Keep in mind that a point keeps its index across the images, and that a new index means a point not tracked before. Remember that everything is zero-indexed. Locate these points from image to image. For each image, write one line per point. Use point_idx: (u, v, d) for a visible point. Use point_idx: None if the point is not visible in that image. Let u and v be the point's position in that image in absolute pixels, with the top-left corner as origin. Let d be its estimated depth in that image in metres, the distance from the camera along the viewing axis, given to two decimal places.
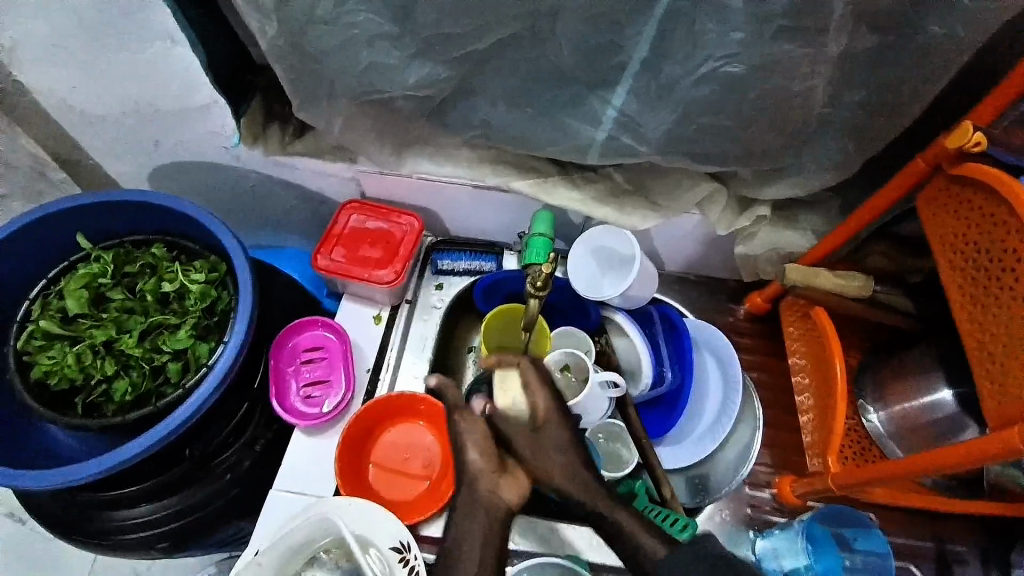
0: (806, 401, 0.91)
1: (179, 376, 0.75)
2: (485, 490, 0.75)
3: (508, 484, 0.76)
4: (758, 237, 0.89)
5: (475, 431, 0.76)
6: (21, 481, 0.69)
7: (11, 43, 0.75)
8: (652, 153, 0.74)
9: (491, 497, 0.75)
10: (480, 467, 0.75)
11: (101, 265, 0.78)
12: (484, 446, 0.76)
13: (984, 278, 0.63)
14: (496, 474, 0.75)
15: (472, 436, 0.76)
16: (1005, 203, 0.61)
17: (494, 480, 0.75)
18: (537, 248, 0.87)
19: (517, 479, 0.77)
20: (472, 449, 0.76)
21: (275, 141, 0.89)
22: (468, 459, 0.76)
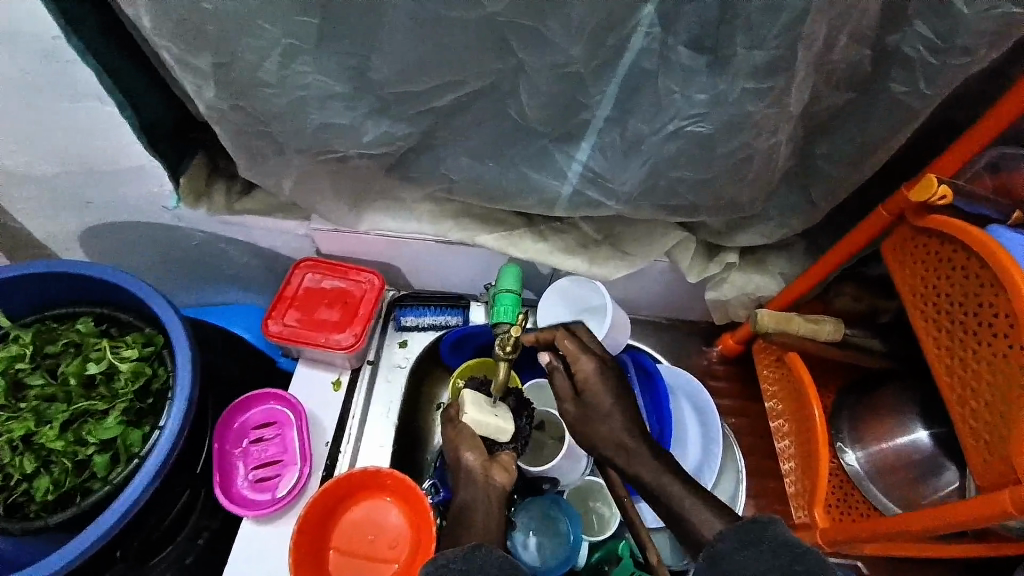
0: (787, 448, 0.90)
1: (107, 469, 0.67)
2: (480, 473, 0.73)
3: (500, 470, 0.74)
4: (728, 283, 0.88)
5: (464, 431, 0.76)
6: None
7: None
8: (621, 207, 0.72)
9: (486, 479, 0.73)
10: (471, 461, 0.74)
11: (18, 347, 0.70)
12: (474, 442, 0.75)
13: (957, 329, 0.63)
14: (489, 462, 0.74)
15: (462, 437, 0.76)
16: (974, 256, 0.61)
17: (487, 464, 0.74)
18: (505, 305, 0.82)
19: (508, 467, 0.75)
20: (464, 447, 0.75)
21: (220, 199, 0.84)
22: (461, 458, 0.75)
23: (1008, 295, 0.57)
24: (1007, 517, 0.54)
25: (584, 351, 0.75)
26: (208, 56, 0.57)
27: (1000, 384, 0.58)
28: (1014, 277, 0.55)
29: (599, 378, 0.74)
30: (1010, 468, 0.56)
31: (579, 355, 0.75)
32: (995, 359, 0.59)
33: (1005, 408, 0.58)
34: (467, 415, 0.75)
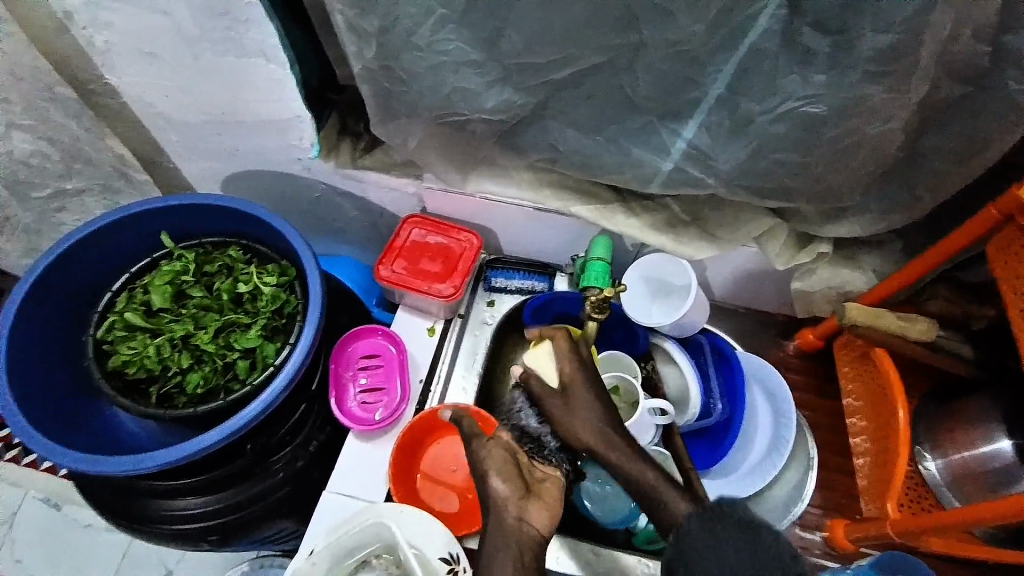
0: (861, 444, 0.91)
1: (246, 373, 0.79)
2: (512, 515, 0.66)
3: (537, 507, 0.67)
4: (817, 274, 0.89)
5: (495, 457, 0.69)
6: (83, 467, 0.69)
7: (105, 46, 0.80)
8: (719, 186, 0.76)
9: (519, 522, 0.65)
10: (504, 494, 0.67)
11: (183, 263, 0.83)
12: (506, 469, 0.68)
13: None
14: (524, 498, 0.67)
15: (492, 464, 0.69)
16: None
17: (521, 504, 0.67)
18: (595, 272, 0.88)
19: (546, 502, 0.68)
20: (495, 475, 0.68)
21: (346, 155, 0.94)
22: (492, 489, 0.67)
23: None
24: None
25: (566, 353, 0.78)
26: (373, 21, 0.66)
27: None
28: None
29: (579, 374, 0.77)
30: None
31: (563, 355, 0.78)
32: None
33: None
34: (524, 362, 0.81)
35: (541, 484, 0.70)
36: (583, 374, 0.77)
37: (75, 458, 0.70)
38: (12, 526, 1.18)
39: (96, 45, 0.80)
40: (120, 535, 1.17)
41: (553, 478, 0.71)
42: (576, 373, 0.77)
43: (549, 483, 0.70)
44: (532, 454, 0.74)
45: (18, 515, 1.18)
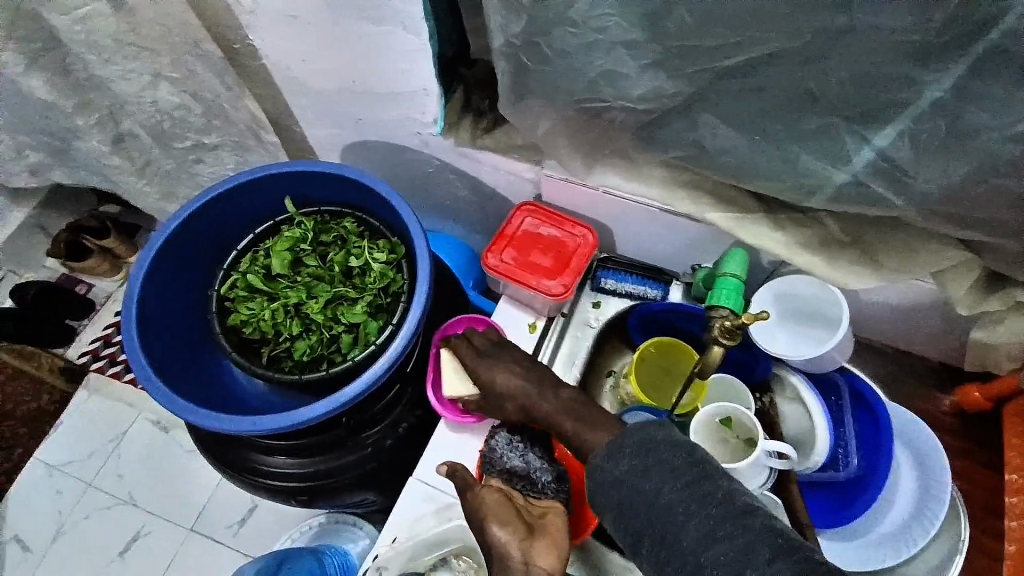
0: (1016, 529, 0.73)
1: (348, 348, 0.78)
2: (519, 560, 0.62)
3: (541, 547, 0.63)
4: (1005, 326, 0.73)
5: (490, 501, 0.67)
6: (198, 421, 0.72)
7: (252, 8, 0.81)
8: (904, 208, 0.64)
9: (525, 568, 0.61)
10: (506, 539, 0.63)
11: (302, 231, 0.83)
12: (503, 514, 0.66)
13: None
14: (527, 540, 0.63)
15: (488, 510, 0.66)
16: None
17: (525, 547, 0.63)
18: (725, 291, 0.78)
19: (555, 544, 0.64)
20: (494, 521, 0.65)
21: (467, 132, 0.91)
22: (493, 538, 0.64)
23: None
24: None
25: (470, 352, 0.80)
26: None
27: None
28: None
29: (491, 369, 0.77)
30: None
31: (466, 358, 0.80)
32: None
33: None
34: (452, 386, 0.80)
35: (542, 521, 0.67)
36: (485, 362, 0.78)
37: (192, 410, 0.72)
38: (122, 443, 1.29)
39: (244, 6, 0.81)
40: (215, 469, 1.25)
41: (557, 511, 0.69)
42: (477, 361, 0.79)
43: (553, 517, 0.68)
44: (524, 492, 0.72)
45: (128, 433, 1.30)
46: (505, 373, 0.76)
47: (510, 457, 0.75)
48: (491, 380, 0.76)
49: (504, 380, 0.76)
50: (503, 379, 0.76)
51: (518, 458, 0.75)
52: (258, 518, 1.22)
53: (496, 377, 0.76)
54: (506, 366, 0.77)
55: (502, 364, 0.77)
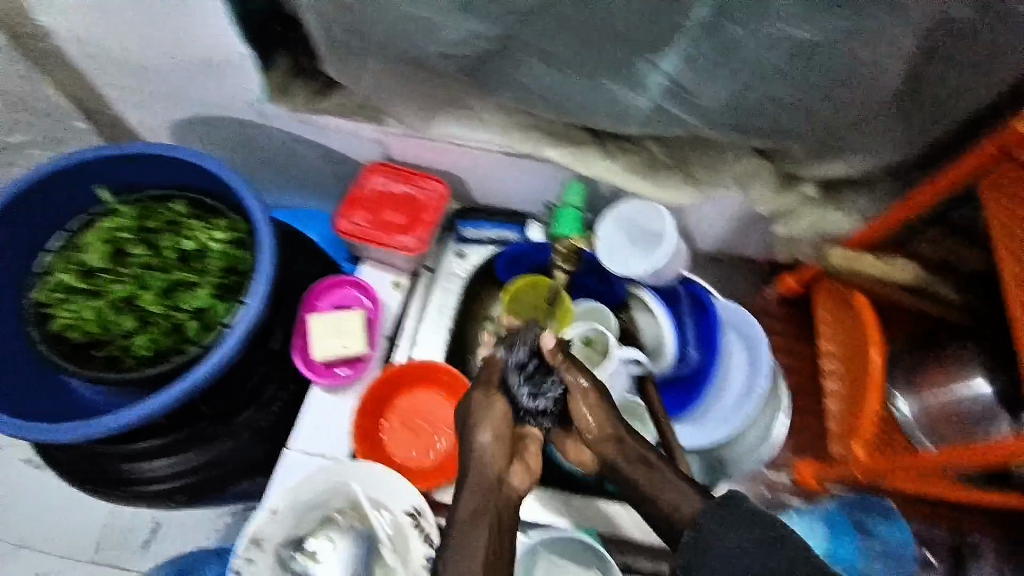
0: (835, 388, 0.89)
1: (199, 335, 0.75)
2: (496, 474, 0.67)
3: (520, 472, 0.69)
4: (802, 219, 0.84)
5: (494, 412, 0.69)
6: (36, 435, 0.67)
7: None
8: (699, 124, 0.72)
9: (500, 483, 0.67)
10: (490, 451, 0.68)
11: (122, 220, 0.77)
12: (500, 430, 0.69)
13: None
14: (512, 464, 0.69)
15: (488, 418, 0.69)
16: None
17: (508, 467, 0.68)
18: (568, 222, 0.90)
19: (529, 467, 0.70)
20: (486, 432, 0.68)
21: (299, 98, 0.84)
22: (477, 442, 0.68)
23: None
24: None
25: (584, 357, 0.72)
26: None
27: None
28: None
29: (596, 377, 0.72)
30: None
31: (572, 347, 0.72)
32: None
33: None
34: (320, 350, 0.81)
35: (526, 444, 0.71)
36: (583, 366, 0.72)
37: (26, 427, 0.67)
38: None
39: None
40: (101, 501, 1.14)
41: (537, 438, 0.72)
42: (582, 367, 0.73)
43: (533, 443, 0.72)
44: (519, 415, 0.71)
45: None
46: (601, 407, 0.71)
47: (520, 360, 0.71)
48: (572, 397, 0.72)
49: (596, 419, 0.71)
50: (596, 415, 0.71)
51: (524, 386, 0.71)
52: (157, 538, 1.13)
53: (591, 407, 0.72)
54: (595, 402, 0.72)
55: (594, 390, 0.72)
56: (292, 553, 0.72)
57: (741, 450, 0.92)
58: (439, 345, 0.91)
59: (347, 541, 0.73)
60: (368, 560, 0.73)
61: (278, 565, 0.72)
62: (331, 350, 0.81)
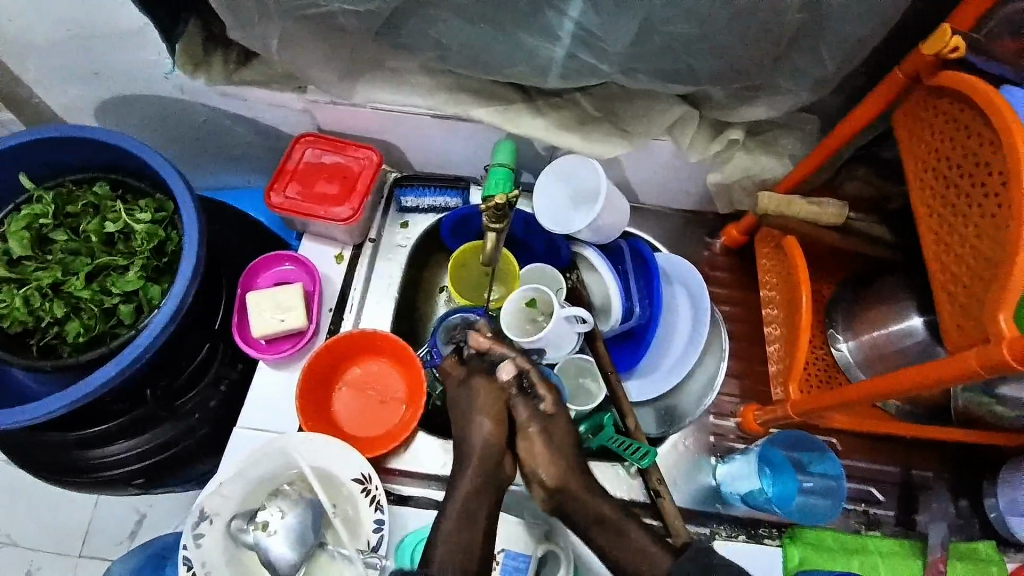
0: (774, 332, 0.90)
1: (133, 318, 0.75)
2: (493, 468, 0.77)
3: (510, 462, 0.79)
4: (732, 164, 0.85)
5: (488, 406, 0.79)
6: None
7: None
8: (614, 71, 0.71)
9: (495, 471, 0.77)
10: (489, 431, 0.78)
11: (41, 206, 0.75)
12: (495, 414, 0.79)
13: (963, 222, 0.55)
14: (500, 460, 0.77)
15: (485, 406, 0.79)
16: (970, 108, 0.55)
17: (501, 462, 0.78)
18: (497, 179, 0.82)
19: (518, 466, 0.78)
20: (483, 416, 0.79)
21: (219, 68, 0.83)
22: (478, 424, 0.78)
23: (1008, 150, 0.50)
24: (977, 378, 0.50)
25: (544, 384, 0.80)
26: None
27: (983, 247, 0.53)
28: (1008, 122, 0.50)
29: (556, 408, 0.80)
30: (981, 331, 0.51)
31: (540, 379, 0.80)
32: (985, 224, 0.53)
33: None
34: (256, 325, 0.80)
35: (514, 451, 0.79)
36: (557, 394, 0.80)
37: None
38: None
39: None
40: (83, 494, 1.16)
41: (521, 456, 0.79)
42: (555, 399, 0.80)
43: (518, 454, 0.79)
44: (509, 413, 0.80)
45: None
46: (548, 445, 0.77)
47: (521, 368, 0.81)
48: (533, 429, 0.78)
49: (547, 455, 0.77)
50: (547, 453, 0.77)
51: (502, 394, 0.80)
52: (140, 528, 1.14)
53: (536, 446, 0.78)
54: (554, 435, 0.78)
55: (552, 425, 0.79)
56: (244, 525, 0.69)
57: (693, 399, 0.92)
58: (386, 315, 0.91)
59: (297, 511, 0.70)
60: (321, 528, 0.71)
61: (227, 539, 0.69)
62: (266, 325, 0.80)
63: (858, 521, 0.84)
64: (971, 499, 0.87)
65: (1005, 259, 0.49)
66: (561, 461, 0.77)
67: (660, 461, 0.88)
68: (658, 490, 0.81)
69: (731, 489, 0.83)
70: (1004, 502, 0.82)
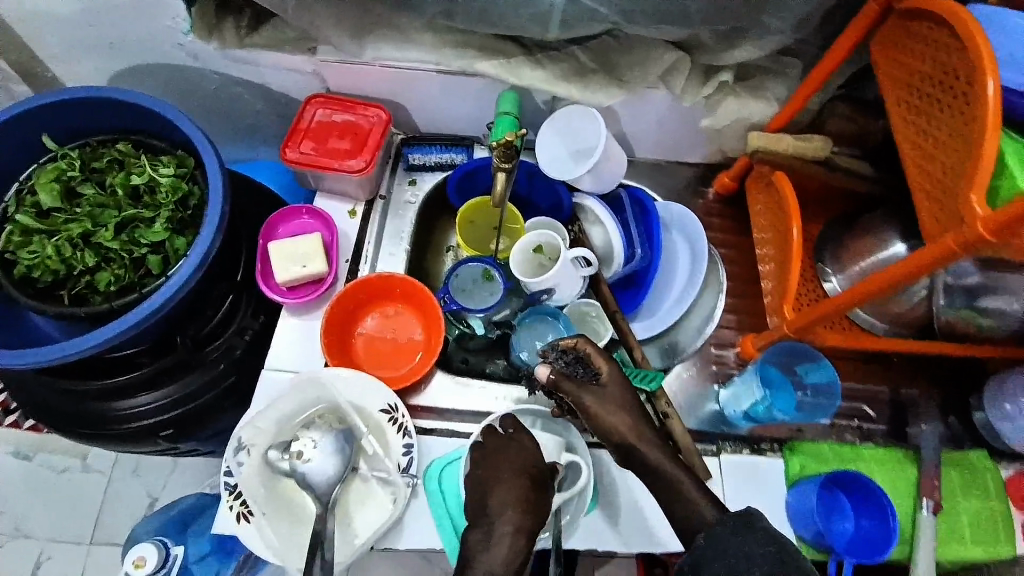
0: (767, 269, 0.94)
1: (161, 268, 0.78)
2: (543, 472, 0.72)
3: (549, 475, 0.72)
4: (723, 107, 0.90)
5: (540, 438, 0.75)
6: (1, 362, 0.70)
7: None
8: (612, 13, 0.76)
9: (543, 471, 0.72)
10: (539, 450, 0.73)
11: (68, 162, 0.79)
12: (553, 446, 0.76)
13: (936, 126, 0.61)
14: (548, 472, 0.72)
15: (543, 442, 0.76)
16: (936, 23, 0.61)
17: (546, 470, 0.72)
18: (503, 127, 0.87)
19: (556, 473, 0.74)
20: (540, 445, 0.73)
21: (231, 34, 0.86)
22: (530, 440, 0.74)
23: (971, 53, 0.56)
24: (954, 258, 0.56)
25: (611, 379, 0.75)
26: None
27: (955, 145, 0.58)
28: (971, 27, 0.55)
29: (624, 404, 0.74)
30: (956, 215, 0.57)
31: (599, 362, 0.76)
32: (953, 123, 0.59)
33: (997, 144, 0.54)
34: (279, 271, 0.84)
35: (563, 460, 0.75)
36: (619, 375, 0.76)
37: None
38: None
39: None
40: (104, 468, 1.19)
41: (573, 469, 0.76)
42: (613, 379, 0.76)
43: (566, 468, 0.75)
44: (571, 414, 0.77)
45: None
46: (616, 395, 0.75)
47: (553, 362, 0.77)
48: (590, 400, 0.74)
49: (615, 414, 0.73)
50: (609, 415, 0.73)
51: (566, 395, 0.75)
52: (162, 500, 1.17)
53: (603, 402, 0.74)
54: (613, 397, 0.74)
55: (610, 389, 0.75)
56: (280, 455, 0.74)
57: (690, 333, 0.98)
58: (399, 270, 0.95)
59: (329, 440, 0.75)
60: (353, 456, 0.75)
61: (266, 468, 0.73)
62: (288, 273, 0.84)
63: (852, 435, 0.90)
64: (960, 415, 0.93)
65: (974, 150, 0.55)
66: (630, 419, 0.73)
67: (666, 388, 0.93)
68: (665, 412, 0.84)
69: (734, 411, 0.88)
70: (991, 416, 0.88)
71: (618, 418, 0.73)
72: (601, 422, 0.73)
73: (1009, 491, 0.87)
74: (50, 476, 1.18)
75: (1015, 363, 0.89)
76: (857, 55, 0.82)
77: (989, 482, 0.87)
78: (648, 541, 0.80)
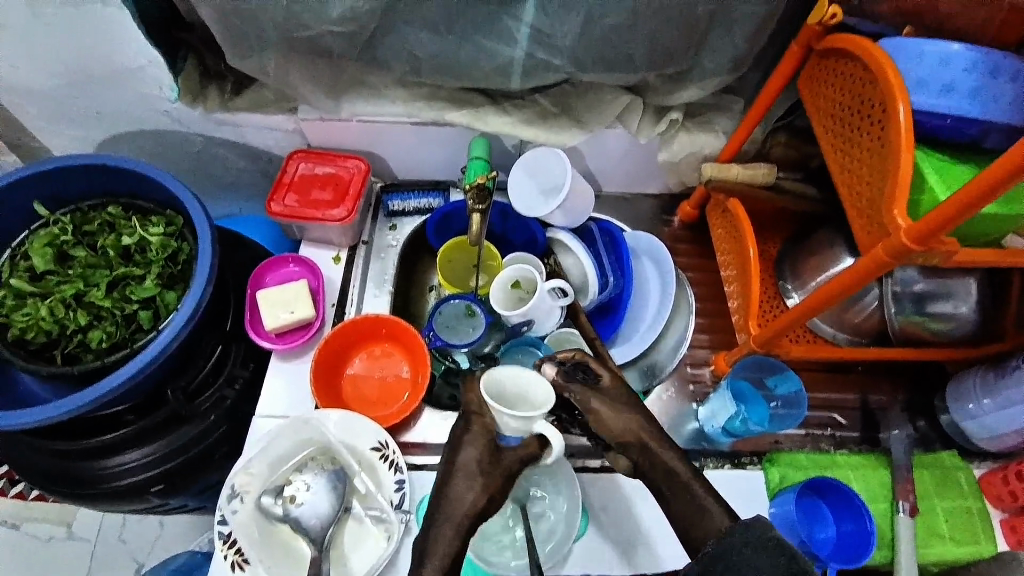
0: (733, 289, 1.00)
1: (151, 322, 0.80)
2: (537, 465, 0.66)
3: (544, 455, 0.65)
4: (677, 141, 0.98)
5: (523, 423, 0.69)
6: None
7: None
8: (567, 63, 0.84)
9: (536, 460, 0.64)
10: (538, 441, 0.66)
11: (60, 227, 0.83)
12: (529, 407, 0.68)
13: (858, 149, 0.68)
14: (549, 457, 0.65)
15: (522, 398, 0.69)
16: (851, 60, 0.68)
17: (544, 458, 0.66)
18: (475, 170, 0.93)
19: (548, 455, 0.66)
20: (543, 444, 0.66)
21: (214, 100, 0.92)
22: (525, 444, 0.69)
23: (881, 83, 0.63)
24: (888, 267, 0.62)
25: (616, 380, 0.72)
26: None
27: (876, 164, 0.65)
28: (880, 61, 0.63)
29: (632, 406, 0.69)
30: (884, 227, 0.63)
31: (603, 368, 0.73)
32: (873, 145, 0.66)
33: (911, 161, 0.60)
34: (268, 318, 0.88)
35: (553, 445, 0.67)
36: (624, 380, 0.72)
37: None
38: None
39: None
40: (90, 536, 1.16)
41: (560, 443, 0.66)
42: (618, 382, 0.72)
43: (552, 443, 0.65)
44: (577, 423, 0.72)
45: None
46: (623, 398, 0.70)
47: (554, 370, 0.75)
48: (596, 401, 0.69)
49: (621, 415, 0.68)
50: (616, 416, 0.68)
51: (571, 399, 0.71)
52: (153, 560, 1.15)
53: (607, 404, 0.69)
54: (620, 398, 0.70)
55: (614, 392, 0.70)
56: (273, 500, 0.75)
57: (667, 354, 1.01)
58: (384, 310, 0.99)
59: (322, 481, 0.76)
60: (346, 494, 0.77)
61: (260, 514, 0.75)
62: (277, 318, 0.88)
63: (828, 444, 0.94)
64: (927, 418, 0.97)
65: (892, 167, 0.62)
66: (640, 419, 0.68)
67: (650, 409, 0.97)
68: None
69: (713, 425, 0.92)
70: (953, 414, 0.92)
71: (626, 418, 0.68)
72: (607, 423, 0.68)
73: (982, 488, 0.90)
74: (34, 545, 1.15)
75: (972, 363, 0.94)
76: (791, 88, 0.90)
77: (962, 482, 0.90)
78: (638, 560, 0.82)
